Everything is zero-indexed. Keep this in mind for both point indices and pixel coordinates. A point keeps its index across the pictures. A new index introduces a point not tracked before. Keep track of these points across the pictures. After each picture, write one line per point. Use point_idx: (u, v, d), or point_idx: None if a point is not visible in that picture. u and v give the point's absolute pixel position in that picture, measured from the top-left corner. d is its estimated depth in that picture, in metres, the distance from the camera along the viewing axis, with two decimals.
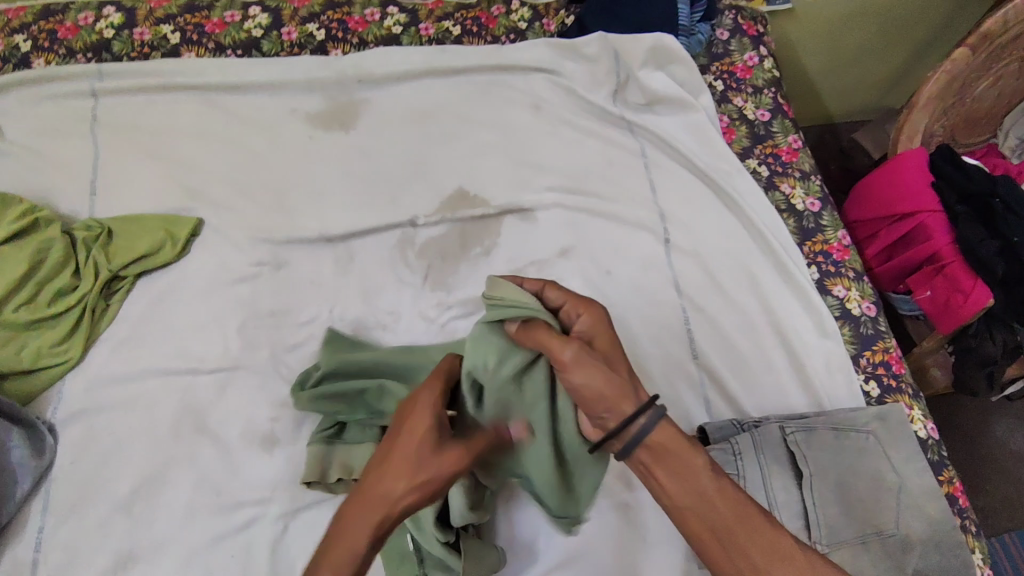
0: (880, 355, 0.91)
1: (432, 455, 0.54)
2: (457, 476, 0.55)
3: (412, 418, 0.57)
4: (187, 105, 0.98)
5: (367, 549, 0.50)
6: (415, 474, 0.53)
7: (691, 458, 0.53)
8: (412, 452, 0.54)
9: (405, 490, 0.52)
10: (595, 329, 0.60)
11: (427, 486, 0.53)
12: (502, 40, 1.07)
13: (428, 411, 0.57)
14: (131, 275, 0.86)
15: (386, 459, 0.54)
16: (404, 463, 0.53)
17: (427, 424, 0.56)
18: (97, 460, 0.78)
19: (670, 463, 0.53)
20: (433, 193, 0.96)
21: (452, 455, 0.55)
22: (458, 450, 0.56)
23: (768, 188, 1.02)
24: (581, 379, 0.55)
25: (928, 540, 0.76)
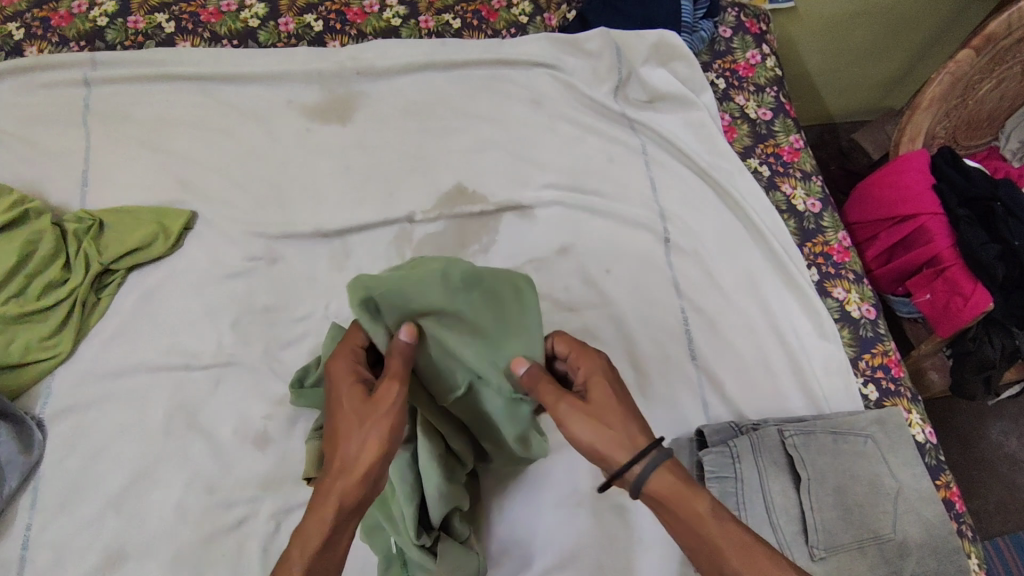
0: (879, 358, 0.91)
1: (364, 406, 0.57)
2: (399, 408, 0.57)
3: (339, 387, 0.60)
4: (181, 96, 0.96)
5: (345, 509, 0.55)
6: (358, 431, 0.57)
7: (692, 500, 0.56)
8: (349, 415, 0.58)
9: (357, 449, 0.56)
10: (595, 375, 0.63)
11: (374, 432, 0.56)
12: (502, 34, 1.06)
13: (348, 375, 0.61)
14: (123, 268, 0.85)
15: (335, 430, 0.58)
16: (349, 426, 0.57)
17: (354, 384, 0.60)
18: (87, 457, 0.77)
19: (672, 506, 0.57)
20: (431, 189, 0.95)
21: (380, 395, 0.57)
22: (385, 385, 0.57)
23: (769, 188, 1.01)
24: (578, 433, 0.59)
25: (925, 545, 0.75)
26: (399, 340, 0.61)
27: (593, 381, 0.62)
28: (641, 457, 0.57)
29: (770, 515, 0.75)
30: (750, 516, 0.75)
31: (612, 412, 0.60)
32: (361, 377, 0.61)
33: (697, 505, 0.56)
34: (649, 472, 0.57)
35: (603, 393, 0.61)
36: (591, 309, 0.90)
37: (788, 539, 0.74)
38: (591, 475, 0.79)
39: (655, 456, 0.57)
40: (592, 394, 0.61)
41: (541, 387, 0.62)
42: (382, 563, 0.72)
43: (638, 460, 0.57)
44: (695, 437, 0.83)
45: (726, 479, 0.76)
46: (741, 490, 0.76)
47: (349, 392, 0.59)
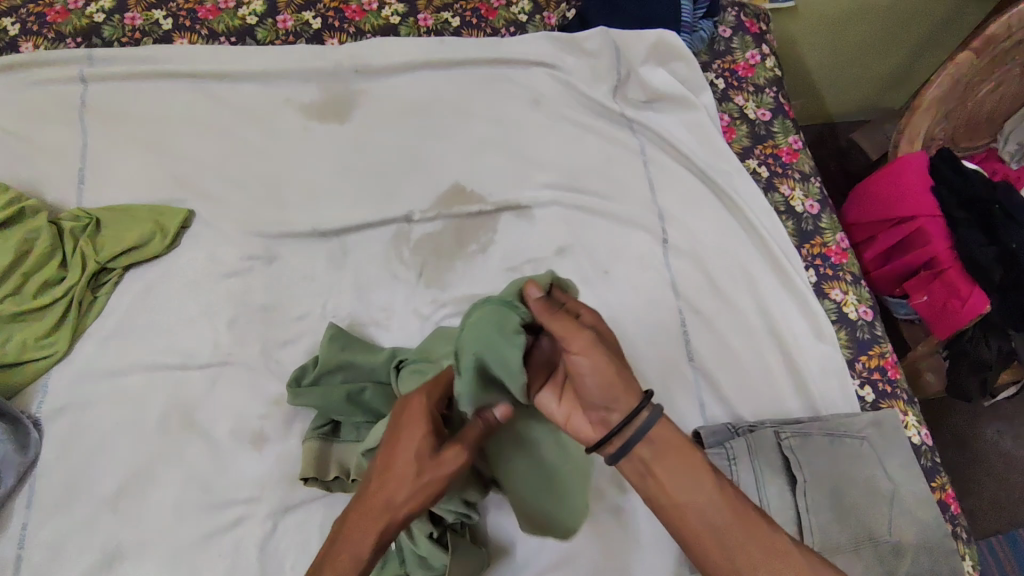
0: (876, 360, 0.91)
1: (426, 463, 0.56)
2: (455, 475, 0.57)
3: (413, 426, 0.57)
4: (178, 93, 0.96)
5: (377, 550, 0.54)
6: (416, 482, 0.55)
7: (692, 456, 0.53)
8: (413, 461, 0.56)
9: (407, 500, 0.55)
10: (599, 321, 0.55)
11: (427, 490, 0.55)
12: (501, 33, 1.05)
13: (426, 418, 0.58)
14: (120, 267, 0.84)
15: (390, 464, 0.56)
16: (406, 473, 0.55)
17: (425, 432, 0.57)
18: (83, 456, 0.77)
19: (673, 458, 0.52)
20: (430, 188, 0.94)
21: (449, 459, 0.56)
22: (456, 452, 0.56)
23: (767, 189, 1.01)
24: (587, 371, 0.52)
25: (920, 547, 0.75)
26: (489, 412, 0.58)
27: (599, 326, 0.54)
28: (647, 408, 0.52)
29: (766, 517, 0.75)
30: None
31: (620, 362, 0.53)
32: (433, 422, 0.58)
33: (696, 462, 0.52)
34: (653, 424, 0.52)
35: (611, 344, 0.54)
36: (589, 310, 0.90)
37: None
38: (589, 475, 0.80)
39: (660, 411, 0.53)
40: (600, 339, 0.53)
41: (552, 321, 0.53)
42: (378, 562, 0.72)
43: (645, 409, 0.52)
44: (692, 438, 0.83)
45: None
46: None
47: (418, 439, 0.57)
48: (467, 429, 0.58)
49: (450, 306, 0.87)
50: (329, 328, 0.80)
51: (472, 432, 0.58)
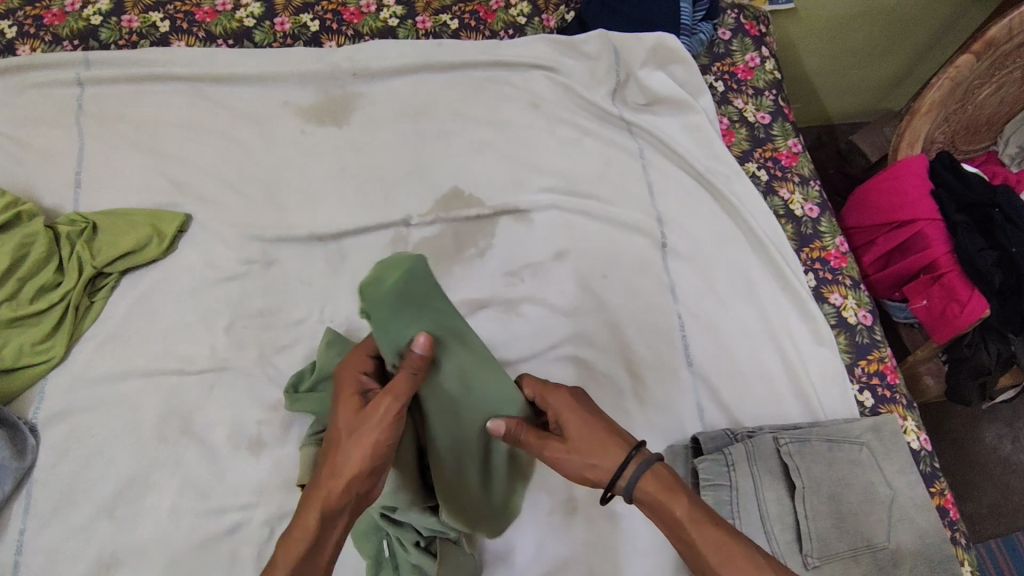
0: (875, 364, 0.91)
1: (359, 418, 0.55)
2: (389, 424, 0.55)
3: (344, 395, 0.59)
4: (176, 96, 0.96)
5: (325, 513, 0.53)
6: (347, 441, 0.55)
7: (673, 504, 0.57)
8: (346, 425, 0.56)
9: (341, 460, 0.54)
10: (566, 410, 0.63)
11: (354, 444, 0.54)
12: (500, 35, 1.05)
13: (354, 386, 0.59)
14: (116, 271, 0.84)
15: (334, 434, 0.57)
16: (339, 438, 0.56)
17: (353, 395, 0.58)
18: (80, 462, 0.77)
19: (655, 508, 0.58)
20: (427, 192, 0.94)
21: (372, 410, 0.55)
22: (379, 398, 0.55)
23: (766, 193, 1.01)
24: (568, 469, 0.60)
25: (918, 554, 0.75)
26: (410, 351, 0.55)
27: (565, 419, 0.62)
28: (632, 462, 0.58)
29: (764, 523, 0.75)
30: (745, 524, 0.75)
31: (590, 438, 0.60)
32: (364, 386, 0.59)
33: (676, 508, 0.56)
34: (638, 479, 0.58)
35: (579, 425, 0.61)
36: (586, 314, 0.90)
37: (782, 548, 0.74)
38: (587, 482, 0.80)
39: (642, 465, 0.58)
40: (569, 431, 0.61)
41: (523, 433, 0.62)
42: (373, 568, 0.71)
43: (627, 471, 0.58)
44: (689, 444, 0.82)
45: (720, 488, 0.76)
46: (736, 498, 0.75)
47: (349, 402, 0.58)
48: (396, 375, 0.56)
49: None
50: (326, 332, 0.79)
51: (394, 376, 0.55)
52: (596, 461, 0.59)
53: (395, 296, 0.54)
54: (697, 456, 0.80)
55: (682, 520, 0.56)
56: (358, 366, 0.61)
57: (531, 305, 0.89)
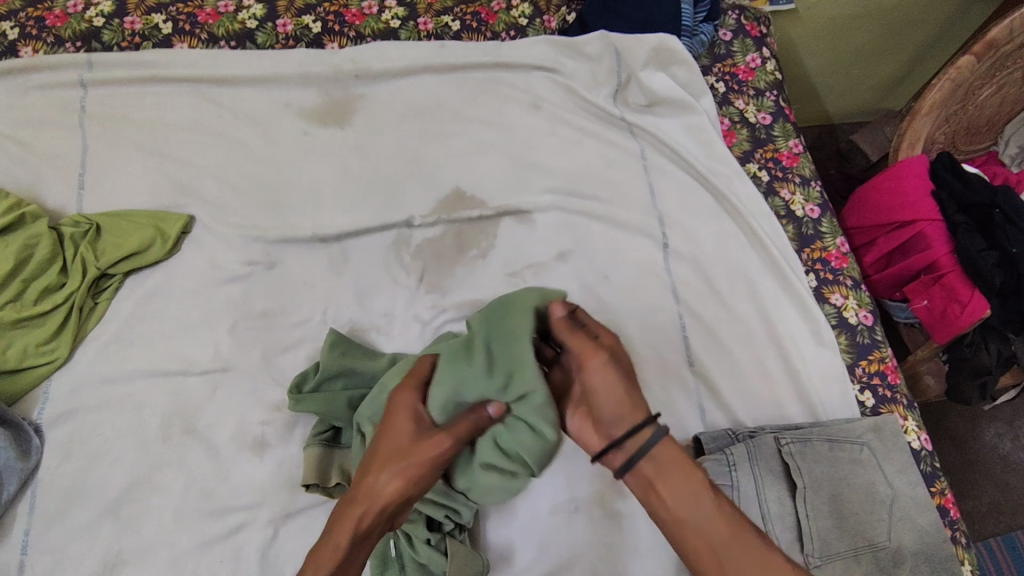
0: (876, 364, 0.91)
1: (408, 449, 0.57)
2: (438, 464, 0.57)
3: (393, 419, 0.60)
4: (178, 97, 0.96)
5: (355, 536, 0.55)
6: (391, 467, 0.56)
7: (695, 475, 0.55)
8: (391, 447, 0.58)
9: (382, 485, 0.56)
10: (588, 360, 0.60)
11: (398, 474, 0.56)
12: (501, 37, 1.05)
13: (407, 411, 0.60)
14: (120, 273, 0.84)
15: (374, 454, 0.58)
16: (383, 462, 0.57)
17: (406, 421, 0.60)
18: (84, 462, 0.77)
19: (673, 480, 0.55)
20: (429, 193, 0.94)
21: (427, 443, 0.57)
22: (436, 437, 0.57)
23: (767, 193, 1.01)
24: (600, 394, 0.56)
25: (919, 553, 0.76)
26: (480, 406, 0.61)
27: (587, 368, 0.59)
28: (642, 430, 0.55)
29: (766, 523, 0.75)
30: None
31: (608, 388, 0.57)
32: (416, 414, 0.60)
33: (696, 480, 0.55)
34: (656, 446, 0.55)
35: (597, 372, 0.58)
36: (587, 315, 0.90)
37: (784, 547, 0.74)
38: (590, 482, 0.80)
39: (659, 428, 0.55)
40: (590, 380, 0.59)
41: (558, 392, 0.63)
42: (377, 568, 0.72)
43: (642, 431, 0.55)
44: (691, 444, 0.83)
45: (722, 488, 0.76)
46: (737, 498, 0.75)
47: (399, 427, 0.59)
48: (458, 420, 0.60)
49: (451, 312, 0.87)
50: (330, 333, 0.80)
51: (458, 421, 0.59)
52: (623, 407, 0.55)
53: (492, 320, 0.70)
54: (699, 456, 0.80)
55: (707, 494, 0.54)
56: (410, 389, 0.62)
57: None
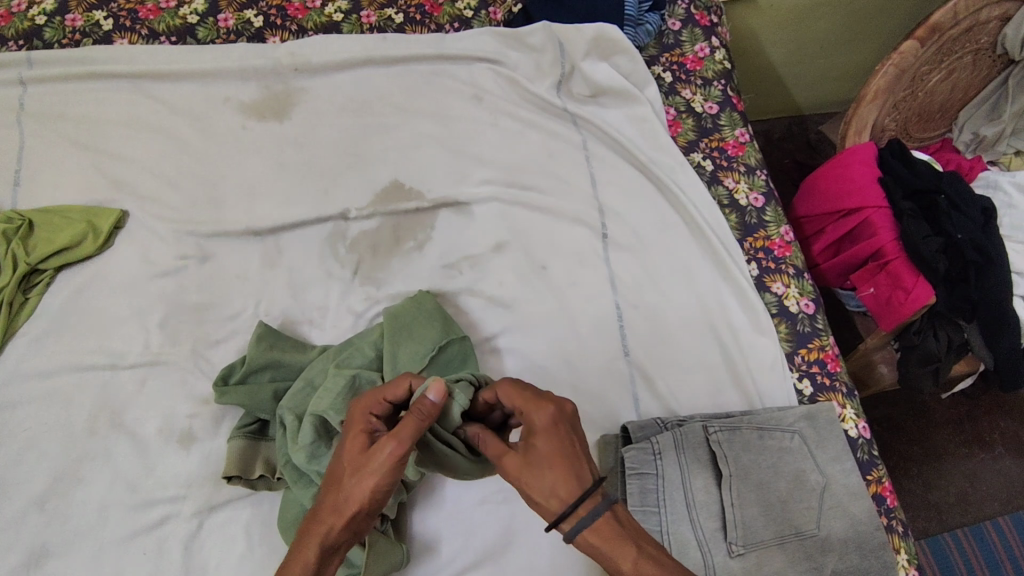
0: (815, 353, 0.90)
1: (362, 459, 0.55)
2: (388, 470, 0.54)
3: (345, 434, 0.59)
4: (116, 93, 0.96)
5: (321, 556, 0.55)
6: (349, 484, 0.55)
7: (620, 556, 0.51)
8: (343, 466, 0.56)
9: (341, 503, 0.55)
10: (542, 428, 0.56)
11: (354, 489, 0.54)
12: (445, 28, 1.05)
13: (360, 423, 0.59)
14: (51, 268, 0.85)
15: (333, 472, 0.57)
16: (341, 476, 0.56)
17: (359, 431, 0.58)
18: (11, 456, 0.77)
19: (606, 560, 0.52)
20: (368, 185, 0.94)
21: (378, 449, 0.55)
22: (381, 442, 0.55)
23: (710, 183, 1.00)
24: (523, 485, 0.55)
25: (849, 542, 0.75)
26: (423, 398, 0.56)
27: (534, 444, 0.56)
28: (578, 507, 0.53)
29: (689, 511, 0.74)
30: (670, 513, 0.74)
31: (552, 461, 0.54)
32: (372, 426, 0.58)
33: (625, 560, 0.51)
34: (581, 527, 0.52)
35: (546, 449, 0.55)
36: (525, 305, 0.89)
37: (707, 536, 0.73)
38: None
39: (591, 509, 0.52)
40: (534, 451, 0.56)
41: (488, 442, 0.59)
42: None
43: (573, 514, 0.53)
44: (620, 433, 0.82)
45: (646, 476, 0.75)
46: (662, 485, 0.75)
47: (351, 442, 0.57)
48: (407, 415, 0.55)
49: (384, 304, 0.87)
50: (257, 327, 0.80)
51: (403, 418, 0.55)
52: (550, 486, 0.54)
53: (434, 337, 0.77)
54: (627, 445, 0.79)
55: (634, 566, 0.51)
56: (367, 400, 0.60)
57: (469, 297, 0.89)
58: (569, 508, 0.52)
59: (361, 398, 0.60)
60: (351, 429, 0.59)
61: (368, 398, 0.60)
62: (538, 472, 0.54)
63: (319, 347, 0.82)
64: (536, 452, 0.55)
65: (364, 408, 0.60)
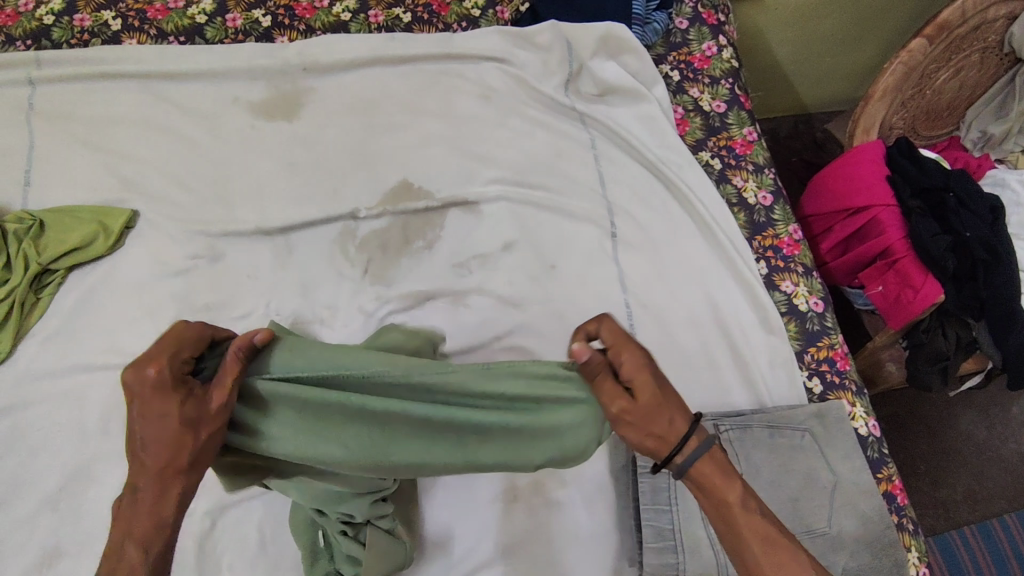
0: (825, 351, 0.90)
1: (182, 421, 0.52)
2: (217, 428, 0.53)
3: (137, 394, 0.52)
4: (125, 93, 0.96)
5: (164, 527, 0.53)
6: (177, 447, 0.52)
7: (726, 491, 0.58)
8: (166, 428, 0.52)
9: (166, 476, 0.53)
10: (640, 373, 0.57)
11: (175, 452, 0.52)
12: (453, 28, 1.06)
13: (163, 383, 0.52)
14: (62, 268, 0.85)
15: (149, 437, 0.52)
16: (155, 443, 0.52)
17: (167, 393, 0.52)
18: (25, 456, 0.77)
19: (709, 496, 0.59)
20: (377, 185, 0.94)
21: (198, 413, 0.52)
22: (202, 401, 0.53)
23: (719, 181, 1.00)
24: (637, 423, 0.58)
25: (860, 540, 0.75)
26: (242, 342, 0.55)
27: (641, 387, 0.57)
28: (691, 441, 0.59)
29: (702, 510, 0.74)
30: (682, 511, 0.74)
31: (658, 409, 0.57)
32: (179, 382, 0.53)
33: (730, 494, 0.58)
34: (692, 462, 0.59)
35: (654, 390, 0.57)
36: (534, 305, 0.89)
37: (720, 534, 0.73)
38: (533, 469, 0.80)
39: (701, 447, 0.59)
40: (641, 396, 0.57)
41: (599, 380, 0.57)
42: (307, 560, 0.71)
43: (685, 450, 0.59)
44: None
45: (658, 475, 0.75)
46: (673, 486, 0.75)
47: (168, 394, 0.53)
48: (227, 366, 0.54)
49: (394, 303, 0.87)
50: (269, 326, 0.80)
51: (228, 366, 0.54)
52: (663, 425, 0.58)
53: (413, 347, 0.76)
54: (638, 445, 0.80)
55: (737, 508, 0.57)
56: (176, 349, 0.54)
57: (479, 296, 0.89)
58: (683, 446, 0.58)
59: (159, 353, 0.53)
60: (143, 387, 0.52)
61: (175, 351, 0.54)
62: (648, 414, 0.57)
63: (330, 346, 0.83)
64: (641, 398, 0.57)
65: (176, 366, 0.53)
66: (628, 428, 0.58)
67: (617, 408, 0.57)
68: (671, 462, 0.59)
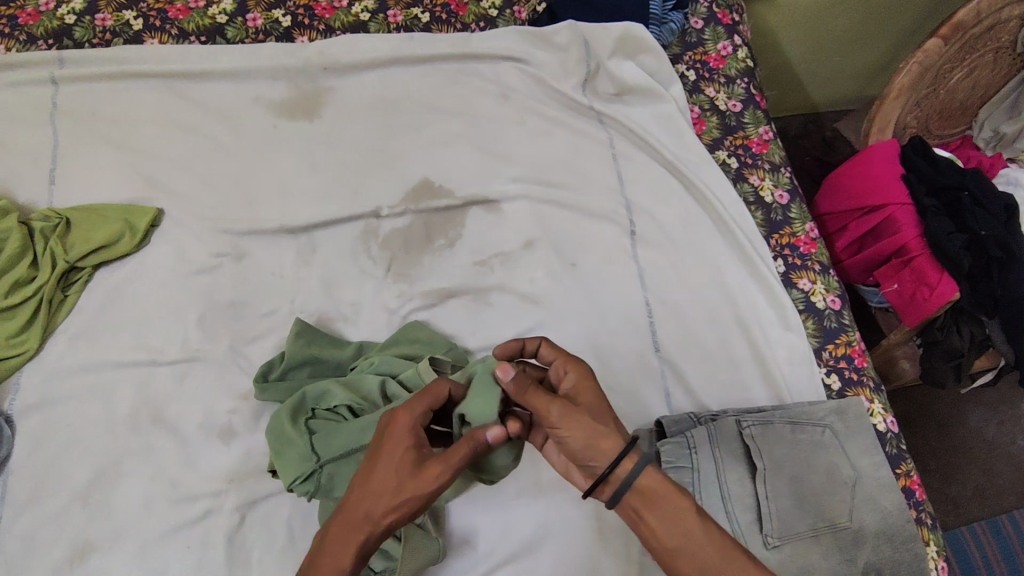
0: (842, 348, 0.91)
1: (406, 475, 0.55)
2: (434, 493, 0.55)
3: (387, 436, 0.57)
4: (148, 93, 0.97)
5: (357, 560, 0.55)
6: (391, 497, 0.55)
7: (680, 501, 0.56)
8: (392, 473, 0.55)
9: (377, 516, 0.54)
10: (583, 382, 0.61)
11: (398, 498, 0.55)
12: (471, 28, 1.06)
13: (405, 434, 0.57)
14: (89, 266, 0.86)
15: (373, 476, 0.56)
16: (377, 483, 0.55)
17: (405, 446, 0.56)
18: (55, 452, 0.78)
19: (660, 509, 0.56)
20: (399, 184, 0.95)
21: (428, 472, 0.55)
22: (429, 467, 0.55)
23: (736, 180, 1.01)
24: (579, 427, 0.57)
25: (881, 534, 0.76)
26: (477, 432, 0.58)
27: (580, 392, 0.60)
28: (627, 458, 0.57)
29: (726, 504, 0.75)
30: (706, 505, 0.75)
31: (599, 412, 0.59)
32: (417, 439, 0.57)
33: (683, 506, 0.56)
34: (638, 473, 0.56)
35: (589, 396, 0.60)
36: (556, 303, 0.90)
37: (743, 527, 0.74)
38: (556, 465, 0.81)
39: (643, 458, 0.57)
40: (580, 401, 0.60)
41: (528, 391, 0.60)
42: None
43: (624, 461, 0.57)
44: (654, 428, 0.83)
45: (681, 470, 0.76)
46: (697, 481, 0.76)
47: (400, 454, 0.56)
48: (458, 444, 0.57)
49: (417, 301, 0.88)
50: (295, 323, 0.81)
51: (456, 445, 0.57)
52: (603, 430, 0.58)
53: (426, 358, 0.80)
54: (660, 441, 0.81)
55: (692, 516, 0.55)
56: (402, 419, 0.58)
57: (500, 293, 0.90)
58: (619, 455, 0.56)
59: (408, 408, 0.58)
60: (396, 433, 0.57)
61: (414, 408, 0.59)
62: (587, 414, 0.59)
63: (355, 343, 0.84)
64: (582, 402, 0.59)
65: (410, 435, 0.57)
66: (567, 430, 0.57)
67: (556, 409, 0.58)
68: (613, 470, 0.56)
